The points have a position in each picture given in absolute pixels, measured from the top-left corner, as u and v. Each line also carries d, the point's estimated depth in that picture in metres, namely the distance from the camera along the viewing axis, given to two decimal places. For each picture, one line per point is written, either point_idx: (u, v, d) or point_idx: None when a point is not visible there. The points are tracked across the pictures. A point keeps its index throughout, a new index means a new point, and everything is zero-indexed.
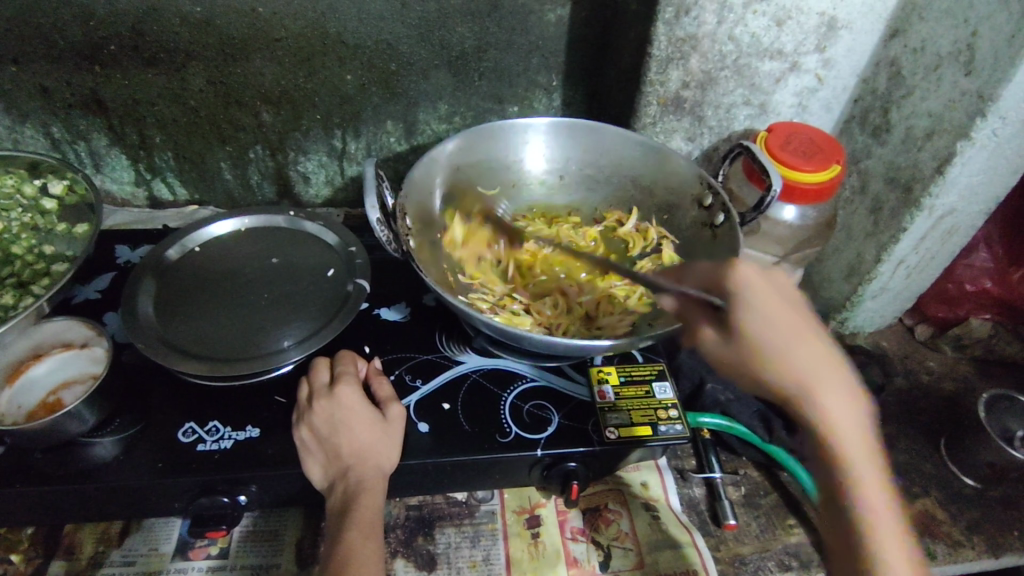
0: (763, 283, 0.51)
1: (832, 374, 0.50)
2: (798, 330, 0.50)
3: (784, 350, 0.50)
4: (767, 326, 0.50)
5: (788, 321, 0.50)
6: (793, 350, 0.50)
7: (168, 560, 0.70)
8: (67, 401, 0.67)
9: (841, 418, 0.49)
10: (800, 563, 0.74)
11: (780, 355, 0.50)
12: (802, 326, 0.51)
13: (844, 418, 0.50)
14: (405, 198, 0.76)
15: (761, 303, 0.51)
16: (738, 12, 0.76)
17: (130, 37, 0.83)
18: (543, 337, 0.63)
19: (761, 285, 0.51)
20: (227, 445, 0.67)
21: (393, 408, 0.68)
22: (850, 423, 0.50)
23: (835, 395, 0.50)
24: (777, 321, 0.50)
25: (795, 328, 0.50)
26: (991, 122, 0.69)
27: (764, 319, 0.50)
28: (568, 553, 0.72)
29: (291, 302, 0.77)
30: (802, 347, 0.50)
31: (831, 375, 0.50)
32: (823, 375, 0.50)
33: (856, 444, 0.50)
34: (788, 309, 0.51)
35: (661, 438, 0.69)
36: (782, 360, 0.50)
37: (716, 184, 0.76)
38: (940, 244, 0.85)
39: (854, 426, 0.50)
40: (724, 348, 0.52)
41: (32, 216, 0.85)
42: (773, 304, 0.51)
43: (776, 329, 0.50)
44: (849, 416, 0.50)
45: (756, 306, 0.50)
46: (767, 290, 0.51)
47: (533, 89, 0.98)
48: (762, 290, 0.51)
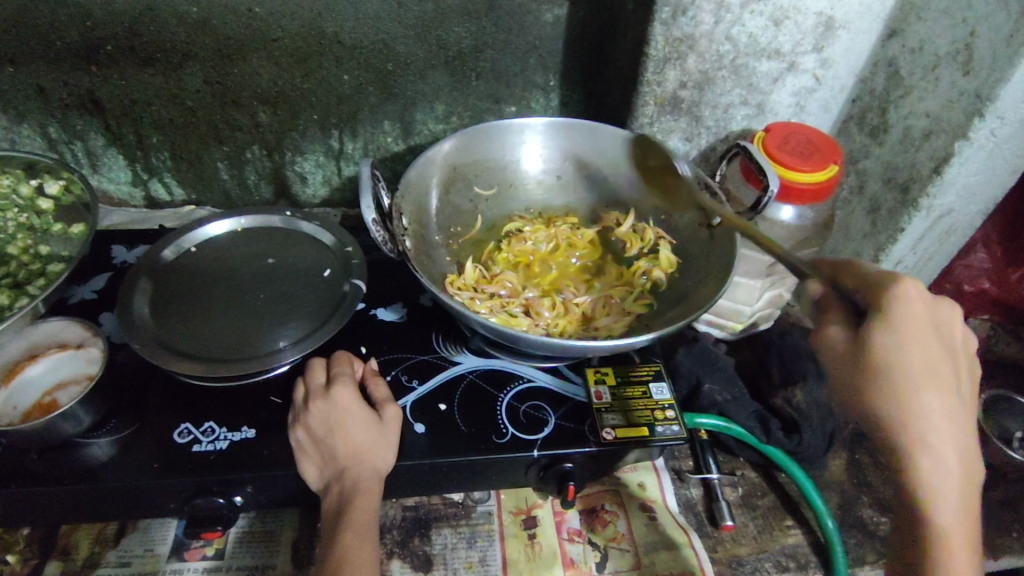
0: (916, 310, 0.48)
1: (947, 422, 0.49)
2: (926, 369, 0.49)
3: (898, 384, 0.49)
4: (899, 354, 0.48)
5: (921, 358, 0.49)
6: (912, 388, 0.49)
7: (164, 561, 0.69)
8: (62, 401, 0.67)
9: (936, 468, 0.50)
10: (798, 564, 0.74)
11: (898, 388, 0.49)
12: (935, 366, 0.49)
13: (941, 467, 0.50)
14: (401, 198, 0.75)
15: (905, 328, 0.48)
16: (735, 12, 0.76)
17: (126, 37, 0.83)
18: (538, 338, 0.63)
19: (915, 313, 0.48)
20: (223, 446, 0.67)
21: (390, 408, 0.68)
22: (949, 473, 0.50)
23: (941, 442, 0.50)
24: (912, 362, 0.49)
25: (926, 365, 0.49)
26: (989, 122, 0.69)
27: (896, 345, 0.48)
28: (565, 554, 0.72)
29: (287, 302, 0.77)
30: (929, 396, 0.49)
31: (944, 424, 0.49)
32: (938, 424, 0.49)
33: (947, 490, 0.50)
34: (927, 347, 0.49)
35: (658, 438, 0.69)
36: (896, 392, 0.49)
37: (714, 184, 0.76)
38: (939, 244, 0.85)
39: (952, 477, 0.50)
40: (841, 360, 0.51)
41: (28, 216, 0.84)
42: (914, 336, 0.48)
43: (906, 362, 0.49)
44: (951, 468, 0.50)
45: (897, 331, 0.48)
46: (917, 317, 0.48)
47: (531, 89, 0.98)
48: (912, 315, 0.48)
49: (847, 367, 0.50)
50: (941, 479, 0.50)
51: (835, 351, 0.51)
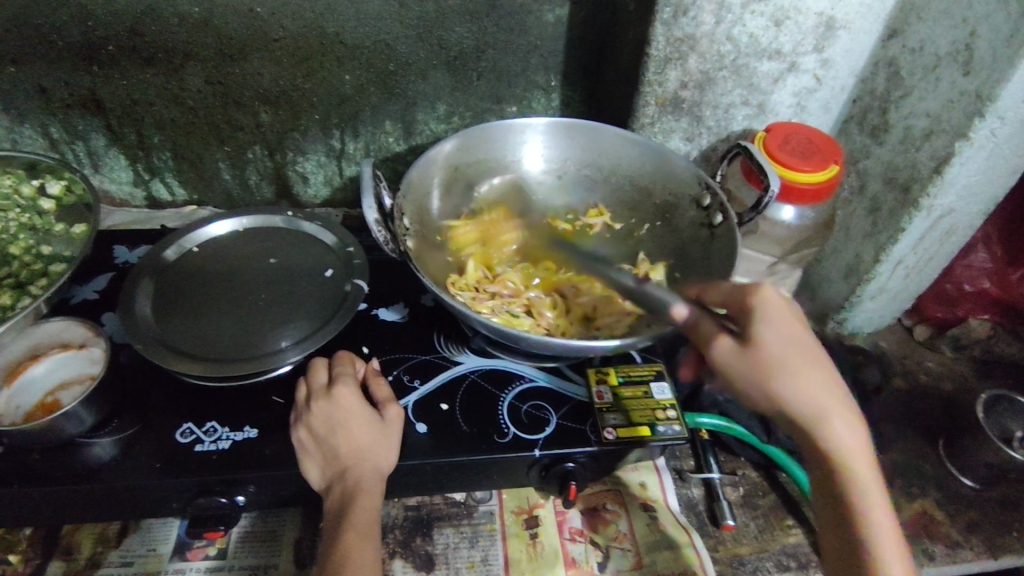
0: (779, 303, 0.56)
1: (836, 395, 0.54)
2: (806, 349, 0.54)
3: (793, 366, 0.53)
4: (780, 341, 0.54)
5: (799, 340, 0.55)
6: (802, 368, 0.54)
7: (167, 560, 0.70)
8: (65, 401, 0.67)
9: (846, 438, 0.53)
10: (799, 563, 0.74)
11: (792, 369, 0.53)
12: (812, 347, 0.55)
13: (848, 437, 0.53)
14: (403, 198, 0.76)
15: (774, 318, 0.55)
16: (736, 13, 0.76)
17: (128, 37, 0.83)
18: (540, 338, 0.63)
19: (777, 304, 0.56)
20: (225, 446, 0.67)
21: (392, 409, 0.68)
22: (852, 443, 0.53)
23: (837, 414, 0.53)
24: (789, 348, 0.54)
25: (804, 347, 0.54)
26: (989, 122, 0.69)
27: (777, 334, 0.54)
28: (567, 553, 0.72)
29: (289, 302, 0.77)
30: (811, 373, 0.54)
31: (835, 397, 0.54)
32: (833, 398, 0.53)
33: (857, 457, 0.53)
34: (801, 331, 0.55)
35: (660, 438, 0.69)
36: (789, 374, 0.53)
37: (716, 184, 0.76)
38: (939, 244, 0.85)
39: (857, 445, 0.53)
40: (738, 362, 0.54)
41: (30, 216, 0.85)
42: (784, 321, 0.55)
43: (789, 346, 0.54)
44: (853, 436, 0.53)
45: (767, 321, 0.55)
46: (780, 308, 0.56)
47: (532, 89, 0.98)
48: (778, 307, 0.55)
49: (743, 365, 0.54)
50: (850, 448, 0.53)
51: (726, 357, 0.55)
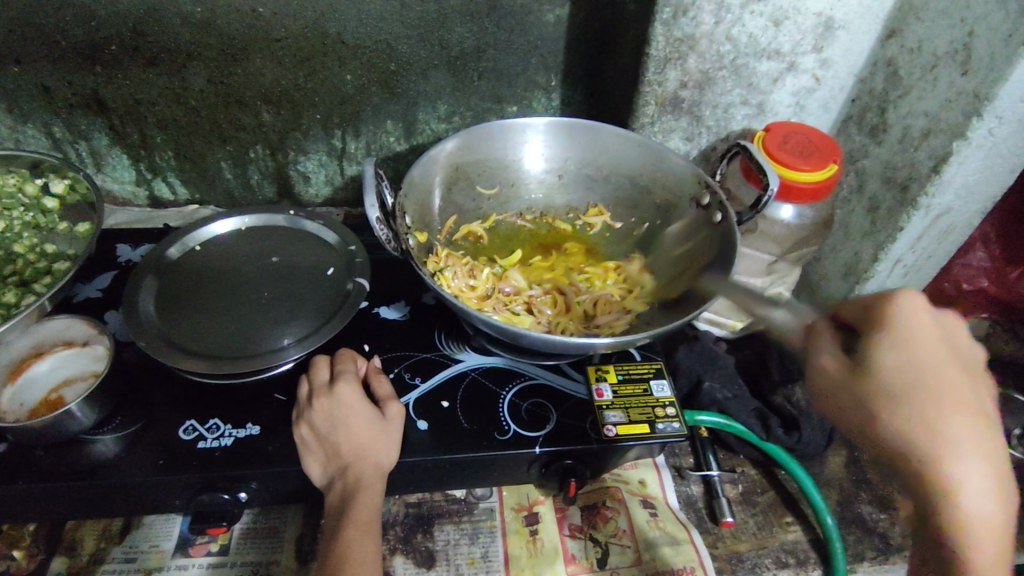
0: (921, 322, 0.48)
1: (972, 442, 0.46)
2: (938, 379, 0.47)
3: (916, 399, 0.47)
4: (901, 372, 0.48)
5: (935, 372, 0.47)
6: (933, 404, 0.47)
7: (169, 557, 0.70)
8: (68, 398, 0.68)
9: (974, 499, 0.44)
10: (798, 560, 0.75)
11: (915, 402, 0.47)
12: (951, 377, 0.47)
13: (977, 498, 0.45)
14: (405, 197, 0.76)
15: (910, 343, 0.48)
16: (735, 13, 0.76)
17: (130, 37, 0.84)
18: (540, 336, 0.63)
19: (922, 324, 0.48)
20: (227, 443, 0.68)
21: (393, 406, 0.69)
22: (982, 510, 0.45)
23: (966, 463, 0.45)
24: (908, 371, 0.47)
25: (936, 378, 0.47)
26: (987, 122, 0.69)
27: (900, 360, 0.48)
28: (566, 550, 0.73)
29: (291, 300, 0.77)
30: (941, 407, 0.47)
31: (970, 443, 0.46)
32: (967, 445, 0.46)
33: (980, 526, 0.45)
34: (943, 358, 0.48)
35: (659, 435, 0.70)
36: (905, 408, 0.47)
37: (715, 183, 0.76)
38: (937, 243, 0.85)
39: (988, 509, 0.45)
40: (836, 378, 0.50)
41: (34, 215, 0.85)
42: (921, 347, 0.48)
43: (917, 375, 0.47)
44: (984, 499, 0.45)
45: (889, 344, 0.48)
46: (923, 332, 0.48)
47: (532, 89, 0.99)
48: (916, 328, 0.48)
49: (845, 387, 0.49)
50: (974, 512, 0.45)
51: (828, 373, 0.50)
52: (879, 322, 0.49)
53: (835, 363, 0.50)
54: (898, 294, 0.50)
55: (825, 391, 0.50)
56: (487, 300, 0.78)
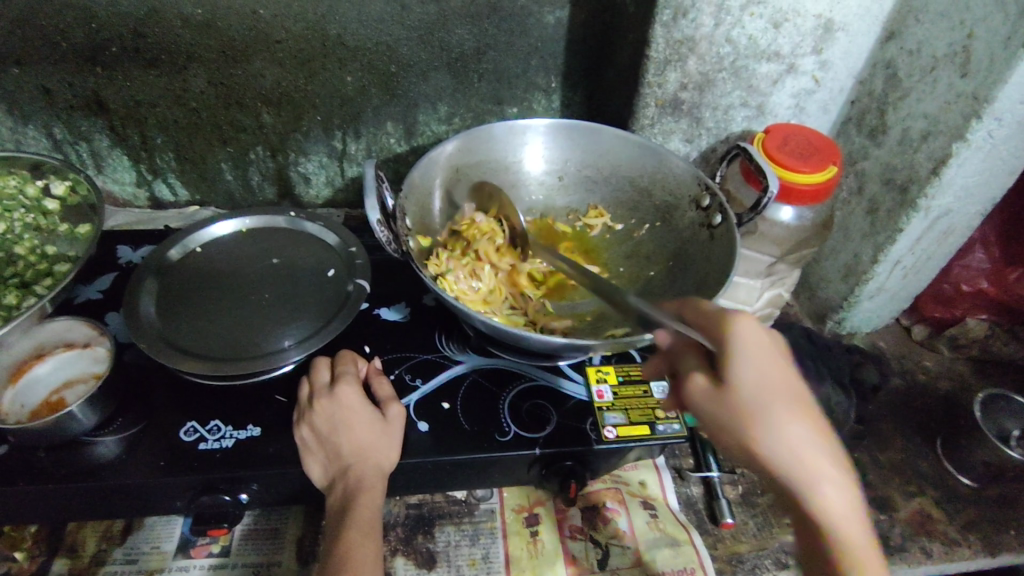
0: (757, 337, 0.49)
1: (818, 455, 0.48)
2: (768, 393, 0.49)
3: (761, 420, 0.48)
4: (758, 383, 0.49)
5: (776, 386, 0.49)
6: (742, 423, 0.48)
7: (170, 558, 0.70)
8: (70, 400, 0.68)
9: (834, 500, 0.48)
10: (797, 561, 0.75)
11: (763, 420, 0.48)
12: (782, 388, 0.49)
13: (840, 497, 0.48)
14: (405, 199, 0.76)
15: (748, 358, 0.49)
16: (735, 15, 0.77)
17: (132, 39, 0.84)
18: (540, 337, 0.64)
19: (757, 340, 0.49)
20: (228, 445, 0.68)
21: (393, 407, 0.69)
22: (847, 506, 0.48)
23: (824, 473, 0.48)
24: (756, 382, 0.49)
25: (783, 393, 0.49)
26: (986, 123, 0.70)
27: (755, 372, 0.49)
28: (566, 551, 0.73)
29: (292, 302, 0.77)
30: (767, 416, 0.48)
31: (822, 454, 0.48)
32: (813, 454, 0.48)
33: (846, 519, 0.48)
34: (769, 367, 0.49)
35: (659, 436, 0.70)
36: (766, 426, 0.48)
37: (715, 185, 0.77)
38: (937, 244, 0.86)
39: (847, 509, 0.48)
40: (711, 400, 0.50)
41: (34, 217, 0.86)
42: (755, 359, 0.49)
43: (766, 393, 0.49)
44: (846, 494, 0.48)
45: (743, 359, 0.49)
46: (760, 343, 0.49)
47: (532, 91, 0.99)
48: (752, 342, 0.49)
49: (715, 406, 0.50)
50: (836, 510, 0.48)
51: (698, 394, 0.51)
52: (716, 337, 0.51)
53: (703, 384, 0.51)
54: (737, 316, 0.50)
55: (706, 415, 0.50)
56: (493, 305, 0.77)
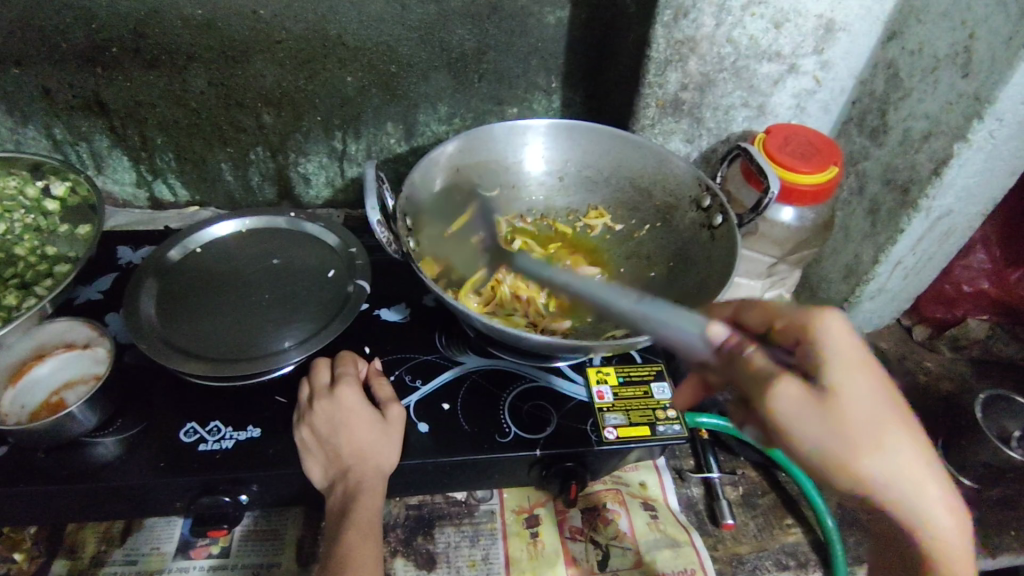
0: (854, 342, 0.47)
1: (932, 474, 0.45)
2: (878, 405, 0.45)
3: (874, 436, 0.44)
4: (867, 401, 0.45)
5: (884, 397, 0.46)
6: (857, 442, 0.44)
7: (170, 559, 0.70)
8: (70, 401, 0.68)
9: (947, 524, 0.45)
10: (798, 562, 0.75)
11: (879, 435, 0.44)
12: (890, 400, 0.46)
13: (951, 518, 0.45)
14: (406, 200, 0.76)
15: (846, 367, 0.46)
16: (735, 15, 0.76)
17: (132, 39, 0.84)
18: (540, 338, 0.63)
19: (856, 346, 0.47)
20: (229, 446, 0.68)
21: (394, 408, 0.69)
22: (952, 532, 0.45)
23: (939, 493, 0.45)
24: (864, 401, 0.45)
25: (892, 405, 0.46)
26: (988, 124, 0.70)
27: (858, 382, 0.46)
28: (566, 552, 0.73)
29: (292, 303, 0.77)
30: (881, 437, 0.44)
31: (933, 470, 0.45)
32: (929, 471, 0.45)
33: (956, 541, 0.45)
34: (875, 377, 0.46)
35: (659, 438, 0.70)
36: (881, 442, 0.44)
37: (715, 186, 0.76)
38: (938, 244, 0.85)
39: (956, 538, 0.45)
40: (819, 417, 0.44)
41: (34, 217, 0.85)
42: (861, 367, 0.46)
43: (875, 405, 0.45)
44: (954, 513, 0.45)
45: (844, 372, 0.46)
46: (859, 352, 0.47)
47: (533, 91, 0.99)
48: (850, 348, 0.47)
49: (824, 425, 0.44)
50: (947, 534, 0.45)
51: (796, 412, 0.45)
52: (812, 344, 0.48)
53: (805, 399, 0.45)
54: (823, 315, 0.49)
55: (817, 436, 0.44)
56: (490, 305, 0.78)
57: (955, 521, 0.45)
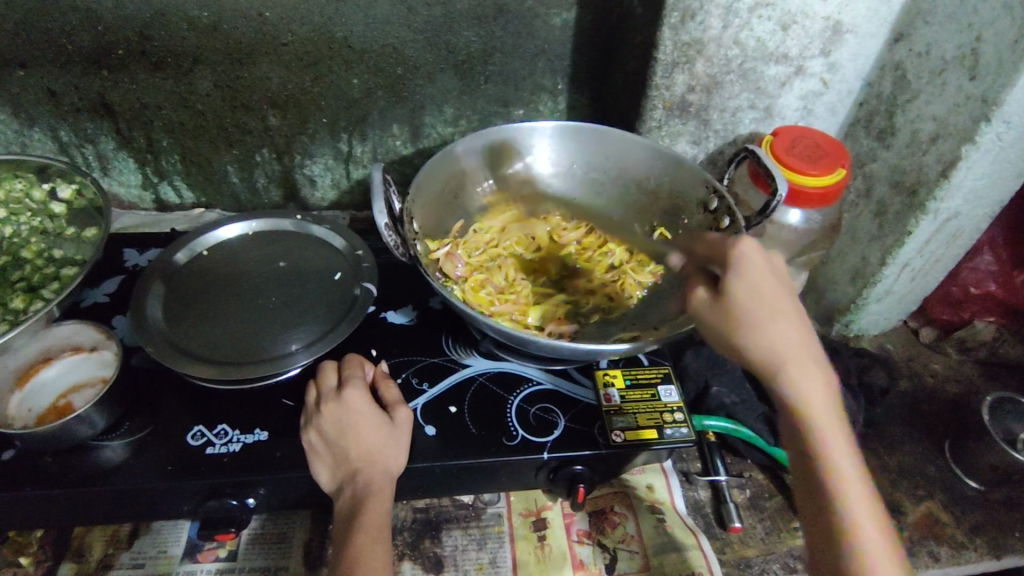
0: (756, 260, 0.56)
1: (802, 364, 0.53)
2: (764, 306, 0.54)
3: (754, 323, 0.54)
4: (755, 296, 0.54)
5: (771, 299, 0.54)
6: (746, 323, 0.54)
7: (177, 562, 0.70)
8: (78, 404, 0.68)
9: (808, 402, 0.53)
10: (805, 565, 0.75)
11: (755, 326, 0.54)
12: (778, 303, 0.54)
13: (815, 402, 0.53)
14: (412, 202, 0.76)
15: (746, 276, 0.55)
16: (743, 17, 0.76)
17: (137, 42, 0.84)
18: (548, 341, 0.63)
19: (755, 262, 0.56)
20: (236, 449, 0.68)
21: (401, 410, 0.69)
22: (818, 405, 0.52)
23: (802, 375, 0.53)
24: (758, 295, 0.54)
25: (778, 304, 0.54)
26: (995, 127, 0.69)
27: (747, 290, 0.55)
28: (574, 555, 0.73)
29: (299, 306, 0.77)
30: (777, 326, 0.54)
31: (802, 357, 0.53)
32: (796, 355, 0.53)
33: (823, 420, 0.52)
34: (770, 288, 0.55)
35: (667, 441, 0.70)
36: (761, 331, 0.54)
37: (723, 187, 0.75)
38: (945, 246, 0.85)
39: (824, 414, 0.53)
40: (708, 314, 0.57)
41: (41, 220, 0.85)
42: (755, 278, 0.55)
43: (757, 303, 0.54)
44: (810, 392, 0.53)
45: (739, 276, 0.56)
46: (756, 267, 0.56)
47: (539, 93, 0.98)
48: (751, 266, 0.56)
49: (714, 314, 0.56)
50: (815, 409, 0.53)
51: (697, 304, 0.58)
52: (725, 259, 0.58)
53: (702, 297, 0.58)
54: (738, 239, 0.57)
55: (710, 323, 0.56)
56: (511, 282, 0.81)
57: (819, 401, 0.53)
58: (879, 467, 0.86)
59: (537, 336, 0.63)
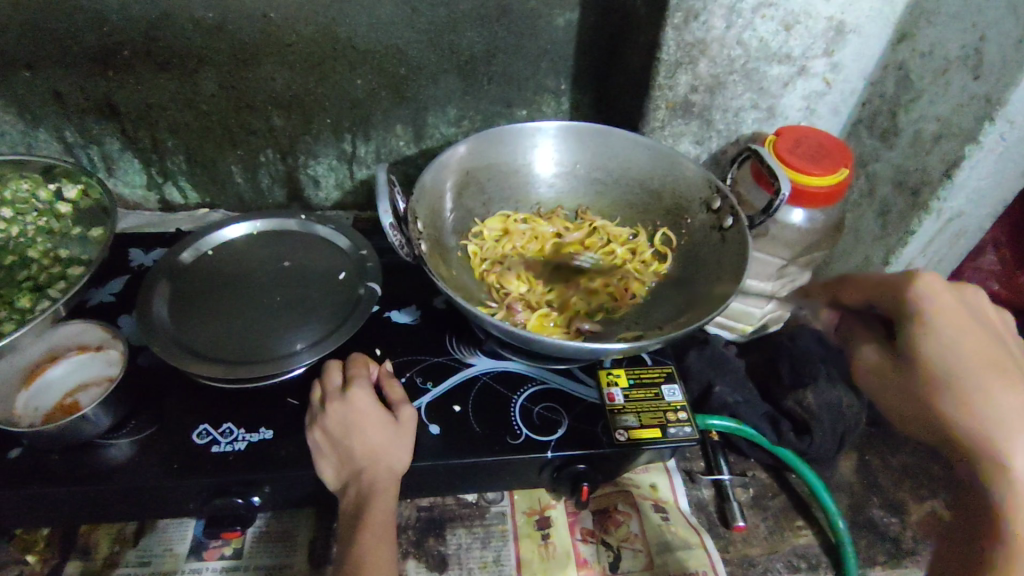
0: (940, 303, 0.60)
1: (1006, 421, 0.54)
2: (968, 357, 0.57)
3: (956, 372, 0.56)
4: (969, 347, 0.57)
5: (964, 346, 0.57)
6: (961, 374, 0.56)
7: (182, 560, 0.70)
8: (84, 403, 0.68)
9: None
10: (809, 564, 0.75)
11: (961, 378, 0.56)
12: (978, 354, 0.57)
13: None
14: (416, 202, 0.76)
15: (950, 321, 0.59)
16: (746, 18, 0.77)
17: (143, 43, 0.84)
18: (554, 341, 0.63)
19: (941, 303, 0.60)
20: (241, 447, 0.68)
21: (405, 409, 0.69)
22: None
23: (1012, 435, 0.53)
24: (958, 342, 0.57)
25: (989, 360, 0.56)
26: (998, 127, 0.69)
27: (948, 337, 0.58)
28: (578, 554, 0.73)
29: (303, 306, 0.78)
30: (990, 380, 0.55)
31: (1014, 416, 0.54)
32: (1005, 414, 0.54)
33: (1020, 481, 0.53)
34: (960, 332, 0.58)
35: (671, 440, 0.70)
36: (979, 385, 0.55)
37: (725, 187, 0.76)
38: (949, 246, 0.85)
39: None
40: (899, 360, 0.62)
41: (47, 220, 0.86)
42: (961, 326, 0.58)
43: (954, 353, 0.57)
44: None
45: (936, 320, 0.59)
46: (955, 314, 0.59)
47: (542, 93, 0.99)
48: (935, 308, 0.60)
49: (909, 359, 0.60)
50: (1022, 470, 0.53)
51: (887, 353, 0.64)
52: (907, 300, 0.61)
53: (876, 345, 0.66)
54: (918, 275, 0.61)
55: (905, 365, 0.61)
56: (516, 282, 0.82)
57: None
58: (883, 466, 0.86)
59: (544, 336, 0.63)
